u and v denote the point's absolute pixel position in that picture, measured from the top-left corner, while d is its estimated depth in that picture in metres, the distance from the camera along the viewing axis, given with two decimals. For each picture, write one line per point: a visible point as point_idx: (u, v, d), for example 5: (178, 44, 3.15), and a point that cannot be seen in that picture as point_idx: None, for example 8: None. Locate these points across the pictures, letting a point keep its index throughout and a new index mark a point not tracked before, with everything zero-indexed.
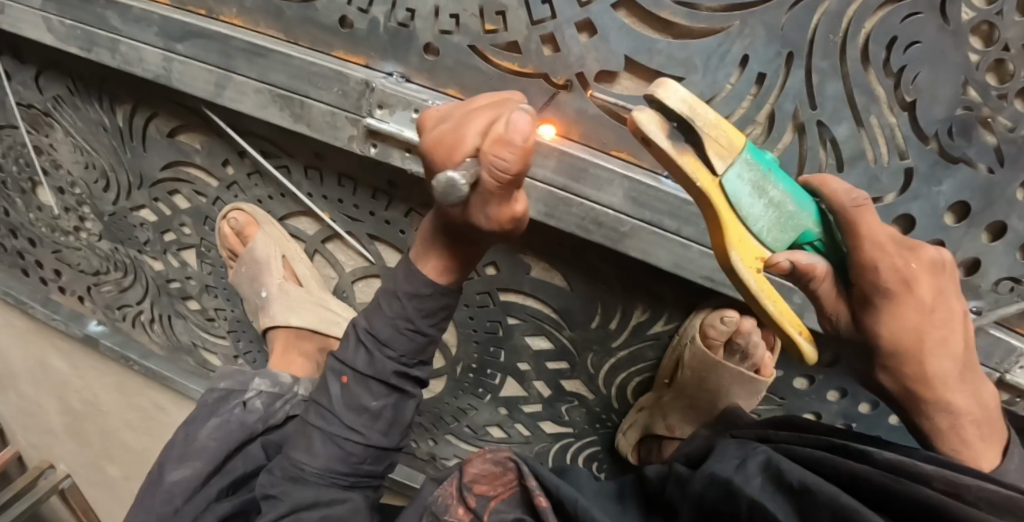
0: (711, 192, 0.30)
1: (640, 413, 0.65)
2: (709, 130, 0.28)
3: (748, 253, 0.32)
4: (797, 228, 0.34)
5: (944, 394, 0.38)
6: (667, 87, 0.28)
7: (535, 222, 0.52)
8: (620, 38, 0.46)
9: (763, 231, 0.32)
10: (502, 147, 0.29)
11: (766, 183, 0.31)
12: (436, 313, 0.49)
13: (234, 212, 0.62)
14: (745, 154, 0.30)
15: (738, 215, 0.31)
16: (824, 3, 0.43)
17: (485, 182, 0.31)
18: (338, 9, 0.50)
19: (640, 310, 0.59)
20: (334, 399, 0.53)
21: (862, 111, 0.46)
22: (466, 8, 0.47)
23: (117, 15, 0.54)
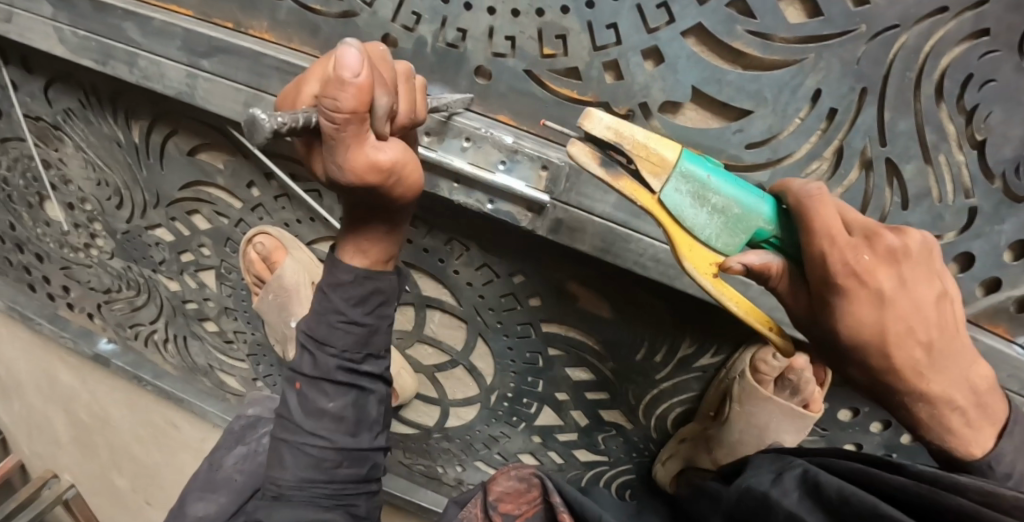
0: (650, 205, 0.34)
1: (682, 444, 0.63)
2: (636, 149, 0.33)
3: (698, 258, 0.34)
4: (751, 230, 0.33)
5: (927, 387, 0.31)
6: (592, 116, 0.33)
7: (587, 254, 0.50)
8: (688, 68, 0.43)
9: (710, 237, 0.33)
10: (336, 91, 0.31)
11: (707, 190, 0.33)
12: (367, 299, 0.46)
13: (260, 236, 0.58)
14: (678, 166, 0.33)
15: (680, 223, 0.34)
16: (902, 36, 0.40)
17: (325, 126, 0.32)
18: (381, 27, 0.47)
19: (688, 343, 0.56)
20: (292, 411, 0.47)
21: (931, 149, 0.43)
22: (524, 32, 0.44)
23: (137, 27, 0.50)
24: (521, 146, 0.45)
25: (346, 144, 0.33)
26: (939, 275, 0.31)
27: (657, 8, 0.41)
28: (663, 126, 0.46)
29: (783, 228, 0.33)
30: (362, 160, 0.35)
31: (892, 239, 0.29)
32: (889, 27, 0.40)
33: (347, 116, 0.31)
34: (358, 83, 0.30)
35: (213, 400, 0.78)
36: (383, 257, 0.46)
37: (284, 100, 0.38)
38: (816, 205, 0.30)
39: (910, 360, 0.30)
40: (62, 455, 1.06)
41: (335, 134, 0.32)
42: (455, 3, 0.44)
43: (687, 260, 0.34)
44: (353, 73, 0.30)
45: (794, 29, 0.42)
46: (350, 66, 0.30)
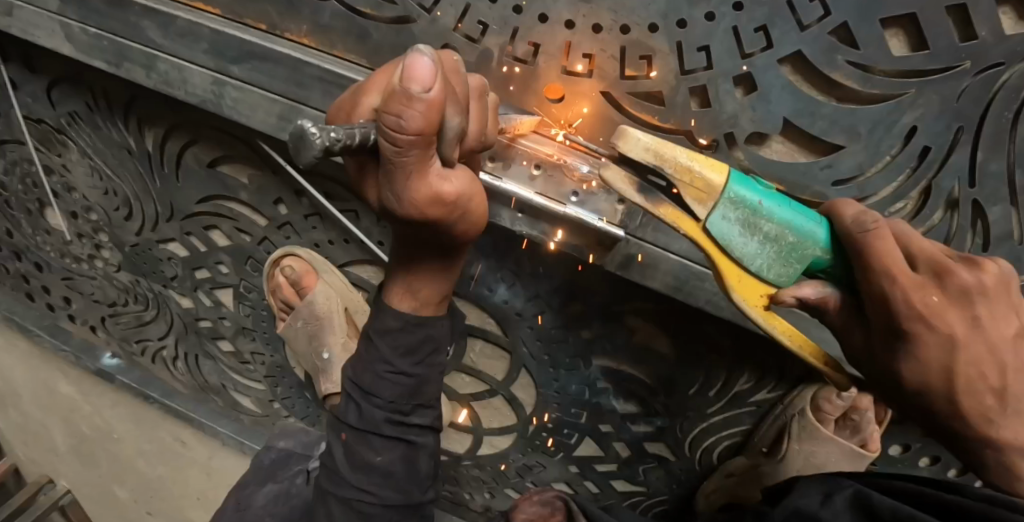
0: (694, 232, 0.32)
1: (729, 479, 0.58)
2: (680, 175, 0.30)
3: (746, 288, 0.33)
4: (806, 259, 0.31)
5: (999, 427, 0.31)
6: (629, 140, 0.30)
7: (651, 290, 0.46)
8: (782, 98, 0.40)
9: (761, 268, 0.31)
10: (400, 104, 0.23)
11: (759, 219, 0.30)
12: (418, 348, 0.42)
13: (288, 259, 0.55)
14: (726, 193, 0.30)
15: (727, 253, 0.31)
16: (1006, 74, 0.37)
17: (386, 150, 0.25)
18: (440, 36, 0.42)
19: (745, 379, 0.52)
20: (337, 461, 0.45)
21: (1020, 192, 0.40)
22: (605, 50, 0.41)
23: (156, 26, 0.45)
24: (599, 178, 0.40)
25: (411, 176, 0.27)
26: (1015, 309, 0.31)
27: (756, 32, 0.38)
28: (747, 158, 0.43)
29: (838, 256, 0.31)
30: (427, 194, 0.28)
31: (965, 276, 0.29)
32: (993, 64, 0.37)
33: (411, 138, 0.24)
34: (429, 97, 0.23)
35: (228, 419, 0.74)
36: (437, 300, 0.42)
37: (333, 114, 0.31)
38: (882, 253, 0.28)
39: (977, 397, 0.30)
40: (58, 466, 0.94)
41: (397, 160, 0.25)
42: (529, 14, 0.40)
43: (734, 289, 0.32)
44: (423, 83, 0.22)
45: (896, 62, 0.38)
46: (421, 74, 0.22)
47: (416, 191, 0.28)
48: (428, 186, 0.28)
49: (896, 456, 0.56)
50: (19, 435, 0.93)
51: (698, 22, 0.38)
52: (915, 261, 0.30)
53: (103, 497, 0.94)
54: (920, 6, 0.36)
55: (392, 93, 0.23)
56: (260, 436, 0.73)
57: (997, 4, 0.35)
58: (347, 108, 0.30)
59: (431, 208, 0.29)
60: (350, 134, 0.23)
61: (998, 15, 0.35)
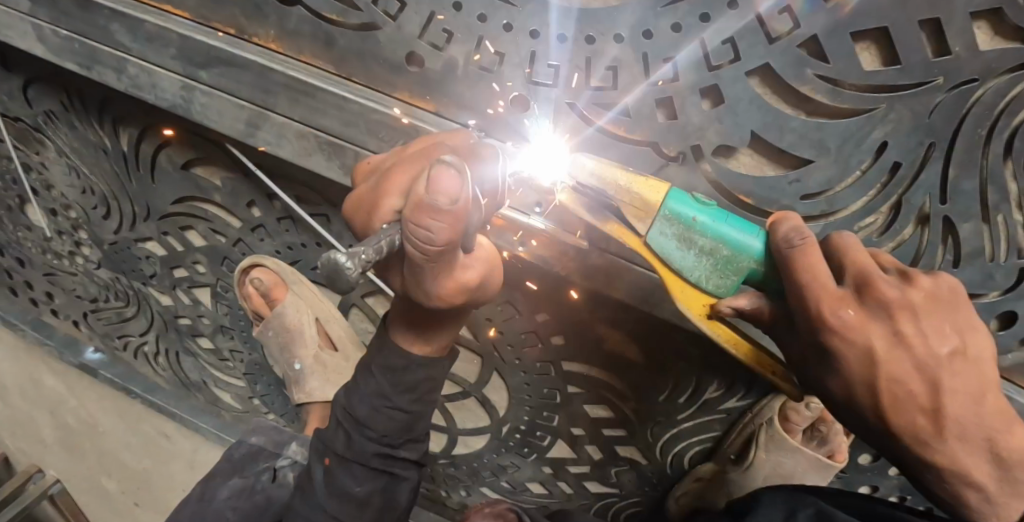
0: (636, 246, 0.34)
1: (697, 483, 0.59)
2: (619, 196, 0.33)
3: (689, 299, 0.35)
4: (742, 272, 0.33)
5: (934, 450, 0.32)
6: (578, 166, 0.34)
7: (619, 301, 0.46)
8: (750, 111, 0.40)
9: (699, 279, 0.34)
10: (428, 217, 0.23)
11: (693, 233, 0.33)
12: (418, 387, 0.41)
13: (255, 270, 0.56)
14: (664, 209, 0.33)
15: (667, 265, 0.34)
16: (979, 91, 0.37)
17: (412, 252, 0.25)
18: (405, 43, 0.41)
19: (715, 386, 0.52)
20: (316, 484, 0.46)
21: (991, 209, 0.40)
22: (571, 61, 0.40)
23: (125, 29, 0.45)
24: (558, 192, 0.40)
25: (436, 272, 0.27)
26: (958, 329, 0.30)
27: (723, 44, 0.38)
28: (714, 171, 0.43)
29: (772, 268, 0.33)
30: (452, 282, 0.29)
31: (886, 293, 0.29)
32: (967, 80, 0.36)
33: (441, 246, 0.24)
34: (456, 208, 0.22)
35: (210, 413, 0.75)
36: (445, 344, 0.40)
37: (351, 202, 0.29)
38: (802, 265, 0.29)
39: (906, 416, 0.31)
40: (47, 455, 0.95)
41: (426, 261, 0.25)
42: (493, 23, 0.40)
43: (678, 299, 0.35)
44: (452, 196, 0.22)
45: (866, 76, 0.38)
46: (446, 187, 0.22)
47: (441, 283, 0.28)
48: (451, 277, 0.29)
49: (865, 464, 0.59)
50: (9, 424, 0.94)
51: (663, 33, 0.38)
52: (842, 274, 0.31)
53: (91, 488, 0.95)
54: (891, 21, 0.35)
55: (418, 205, 0.23)
56: (240, 430, 0.75)
57: (972, 19, 0.35)
58: (368, 205, 0.28)
59: (455, 295, 0.30)
60: (380, 251, 0.22)
61: (972, 31, 0.35)
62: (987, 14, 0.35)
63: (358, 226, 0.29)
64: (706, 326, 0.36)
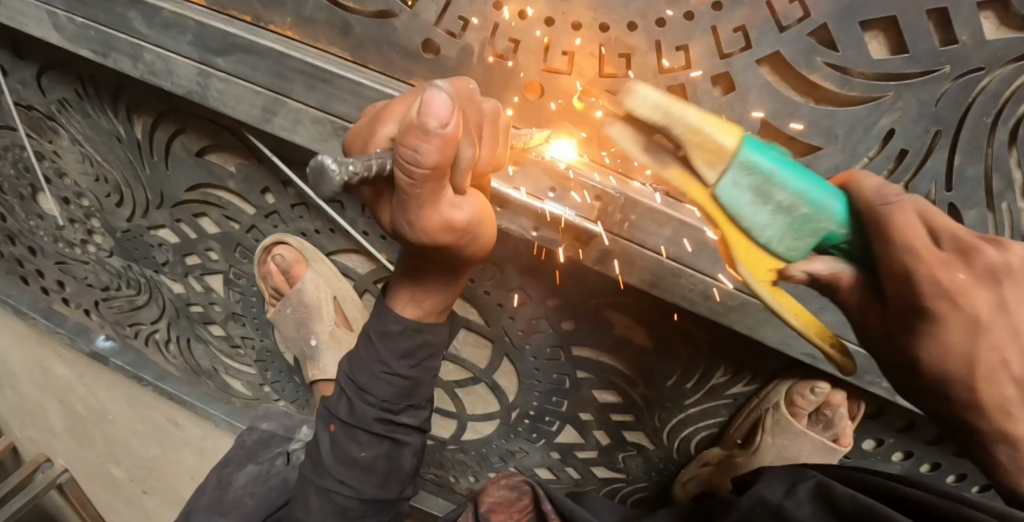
0: (698, 196, 0.27)
1: (704, 468, 0.61)
2: (693, 129, 0.26)
3: (755, 263, 0.28)
4: (824, 233, 0.26)
5: None
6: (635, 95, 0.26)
7: (629, 288, 0.48)
8: (762, 96, 0.41)
9: (773, 242, 0.27)
10: (415, 138, 0.23)
11: (772, 183, 0.26)
12: (414, 353, 0.42)
13: (280, 247, 0.56)
14: (738, 154, 0.25)
15: (736, 222, 0.27)
16: (987, 79, 0.38)
17: (399, 179, 0.25)
18: (421, 30, 0.42)
19: (722, 372, 0.53)
20: (321, 451, 0.45)
21: (996, 196, 0.41)
22: (584, 47, 0.41)
23: (142, 17, 0.45)
24: (579, 174, 0.42)
25: (423, 209, 0.27)
26: None
27: (735, 32, 0.39)
28: None
29: (861, 235, 0.26)
30: (439, 223, 0.28)
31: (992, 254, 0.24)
32: (974, 69, 0.38)
33: (427, 171, 0.24)
34: (446, 132, 0.23)
35: (221, 399, 0.76)
36: (439, 306, 0.42)
37: (350, 140, 0.30)
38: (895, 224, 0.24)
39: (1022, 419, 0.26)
40: (56, 444, 0.96)
41: (410, 192, 0.25)
42: (509, 10, 0.40)
43: (741, 262, 0.28)
44: (441, 117, 0.22)
45: (876, 64, 0.39)
46: (438, 109, 0.22)
47: (429, 221, 0.28)
48: (440, 216, 0.28)
49: (870, 449, 0.60)
50: (16, 414, 0.94)
51: (677, 21, 0.39)
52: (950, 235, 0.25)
53: (101, 476, 0.96)
54: (901, 9, 0.36)
55: (405, 129, 0.23)
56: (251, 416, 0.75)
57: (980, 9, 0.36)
58: (365, 138, 0.29)
59: (444, 237, 0.30)
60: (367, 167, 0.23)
61: (980, 20, 0.36)
62: (995, 3, 0.36)
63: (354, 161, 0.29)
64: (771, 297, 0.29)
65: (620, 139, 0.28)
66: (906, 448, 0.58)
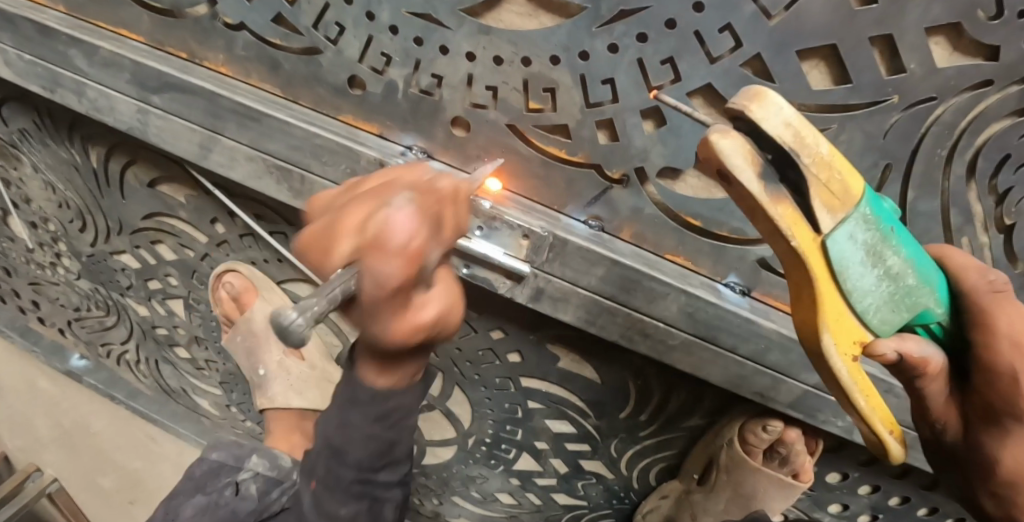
0: (811, 251, 0.22)
1: (664, 500, 0.59)
2: (817, 168, 0.21)
3: (848, 339, 0.25)
4: (915, 309, 0.26)
5: None
6: (766, 102, 0.20)
7: (567, 324, 0.47)
8: (693, 132, 0.38)
9: (870, 309, 0.24)
10: (380, 256, 0.22)
11: (886, 247, 0.24)
12: (387, 417, 0.37)
13: (230, 275, 0.56)
14: (862, 208, 0.23)
15: (842, 285, 0.23)
16: (940, 110, 0.36)
17: (365, 296, 0.23)
18: (347, 68, 0.42)
19: (673, 407, 0.52)
20: (307, 504, 0.46)
21: (955, 232, 0.40)
22: (509, 82, 0.40)
23: (82, 55, 0.46)
24: (501, 213, 0.42)
25: (389, 319, 0.25)
26: None
27: (663, 64, 0.37)
28: (658, 192, 0.42)
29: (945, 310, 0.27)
30: (410, 326, 0.26)
31: None
32: (924, 99, 0.36)
33: (393, 290, 0.22)
34: (411, 247, 0.22)
35: (191, 417, 0.77)
36: (412, 376, 0.35)
37: (304, 239, 0.25)
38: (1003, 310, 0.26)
39: None
40: (42, 455, 0.98)
41: (377, 307, 0.24)
42: (429, 46, 0.40)
43: (835, 329, 0.24)
44: (405, 230, 0.22)
45: (816, 95, 0.37)
46: (401, 227, 0.22)
47: (394, 325, 0.25)
48: (408, 318, 0.25)
49: (834, 483, 0.57)
50: (5, 425, 0.96)
51: (600, 55, 0.38)
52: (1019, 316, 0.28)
53: (84, 488, 0.98)
54: (840, 38, 0.35)
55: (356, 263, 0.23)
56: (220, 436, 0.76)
57: (928, 35, 0.34)
58: (318, 246, 0.24)
59: (414, 335, 0.26)
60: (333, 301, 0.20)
61: (929, 47, 0.35)
62: (947, 28, 0.34)
63: (308, 267, 0.25)
64: (850, 373, 0.25)
65: (746, 186, 0.20)
66: (873, 483, 0.55)
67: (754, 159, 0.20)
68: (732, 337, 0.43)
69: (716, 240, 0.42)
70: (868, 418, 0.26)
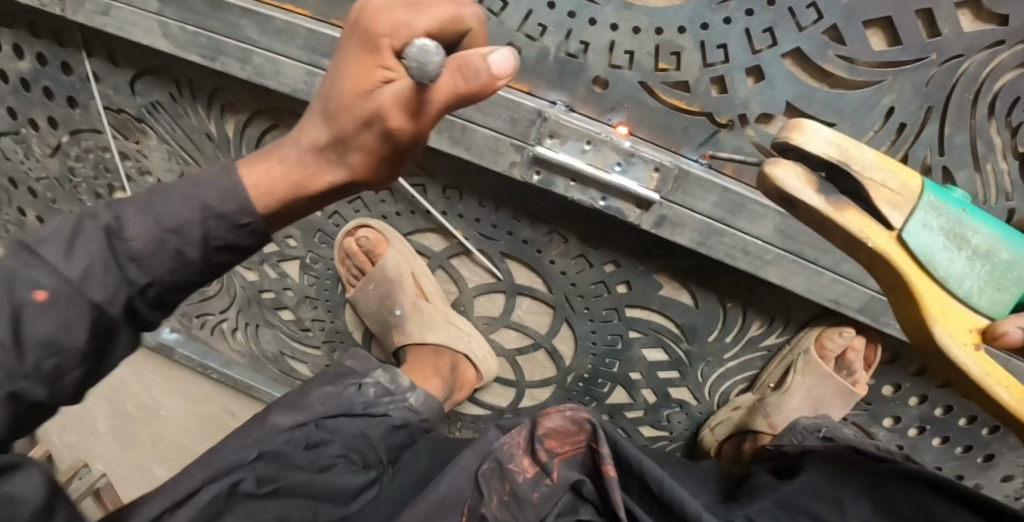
0: (891, 244, 0.35)
1: (737, 411, 0.69)
2: (861, 171, 0.34)
3: (959, 324, 0.37)
4: (1011, 285, 0.37)
5: None
6: (805, 131, 0.33)
7: (679, 248, 0.56)
8: (785, 85, 0.50)
9: (968, 293, 0.37)
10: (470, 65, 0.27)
11: (965, 235, 0.37)
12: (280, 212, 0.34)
13: (362, 229, 0.63)
14: (926, 204, 0.36)
15: (938, 273, 0.36)
16: (967, 63, 0.48)
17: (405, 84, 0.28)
18: (506, 36, 0.51)
19: (757, 324, 0.61)
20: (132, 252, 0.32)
21: (981, 159, 0.51)
22: (643, 47, 0.50)
23: (255, 25, 0.52)
24: (638, 150, 0.50)
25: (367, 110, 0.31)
26: None
27: (763, 32, 0.48)
28: (756, 135, 0.52)
29: None
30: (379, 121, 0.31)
31: None
32: (955, 56, 0.47)
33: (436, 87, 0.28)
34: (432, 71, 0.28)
35: (281, 385, 0.80)
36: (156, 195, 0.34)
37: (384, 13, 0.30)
38: None
39: None
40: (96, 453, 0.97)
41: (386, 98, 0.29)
42: (580, 17, 0.49)
43: (945, 317, 0.36)
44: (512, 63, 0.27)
45: (876, 54, 0.48)
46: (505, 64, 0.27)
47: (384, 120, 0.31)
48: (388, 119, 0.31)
49: (888, 395, 0.65)
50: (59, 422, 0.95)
51: (717, 26, 0.48)
52: None
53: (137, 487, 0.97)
54: (894, 11, 0.46)
55: (414, 84, 0.28)
56: None
57: (957, 8, 0.46)
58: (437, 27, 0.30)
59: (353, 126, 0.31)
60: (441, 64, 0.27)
61: (959, 16, 0.46)
62: (970, 3, 0.46)
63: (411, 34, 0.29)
64: (974, 358, 0.36)
65: (806, 200, 0.33)
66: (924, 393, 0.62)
67: (811, 181, 0.34)
68: (816, 250, 0.53)
69: None
70: (1011, 392, 0.36)
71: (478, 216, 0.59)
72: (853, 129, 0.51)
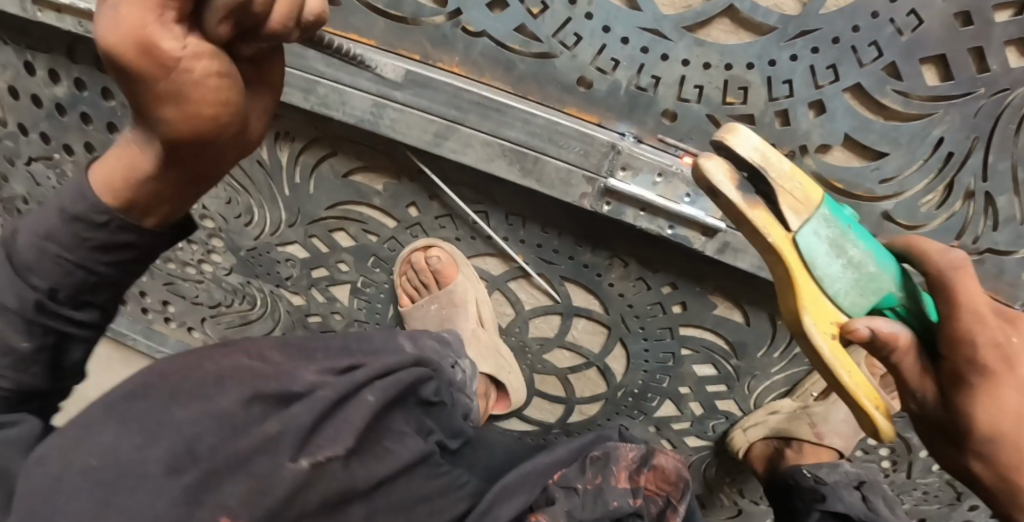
0: (784, 243, 0.35)
1: (773, 416, 0.70)
2: (782, 180, 0.35)
3: (820, 318, 0.35)
4: (878, 291, 0.37)
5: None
6: (737, 134, 0.34)
7: (737, 270, 0.57)
8: (845, 117, 0.52)
9: (838, 293, 0.36)
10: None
11: (845, 242, 0.36)
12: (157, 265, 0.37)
13: (434, 250, 0.65)
14: (822, 210, 0.36)
15: (818, 270, 0.35)
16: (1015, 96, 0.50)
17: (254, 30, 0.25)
18: (578, 69, 0.51)
19: None
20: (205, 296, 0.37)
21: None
22: (713, 82, 0.51)
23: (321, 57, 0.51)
24: None
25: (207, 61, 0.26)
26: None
27: (827, 68, 0.50)
28: (815, 164, 0.54)
29: (908, 295, 0.38)
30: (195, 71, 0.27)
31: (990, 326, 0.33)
32: (1002, 90, 0.49)
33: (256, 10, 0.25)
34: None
35: None
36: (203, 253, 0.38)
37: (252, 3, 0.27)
38: (965, 283, 0.33)
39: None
40: None
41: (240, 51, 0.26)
42: (653, 53, 0.50)
43: (812, 309, 0.35)
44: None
45: (930, 89, 0.51)
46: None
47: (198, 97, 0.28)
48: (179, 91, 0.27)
49: None
50: None
51: (784, 62, 0.50)
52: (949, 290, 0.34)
53: None
54: (948, 50, 0.49)
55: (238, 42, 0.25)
56: None
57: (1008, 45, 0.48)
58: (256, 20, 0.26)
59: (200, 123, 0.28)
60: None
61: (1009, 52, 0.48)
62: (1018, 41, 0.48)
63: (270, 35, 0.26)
64: (828, 347, 0.35)
65: (727, 194, 0.34)
66: None
67: (735, 179, 0.34)
68: None
69: (852, 199, 0.56)
70: (853, 384, 0.34)
71: (540, 241, 0.60)
72: (903, 159, 0.53)
